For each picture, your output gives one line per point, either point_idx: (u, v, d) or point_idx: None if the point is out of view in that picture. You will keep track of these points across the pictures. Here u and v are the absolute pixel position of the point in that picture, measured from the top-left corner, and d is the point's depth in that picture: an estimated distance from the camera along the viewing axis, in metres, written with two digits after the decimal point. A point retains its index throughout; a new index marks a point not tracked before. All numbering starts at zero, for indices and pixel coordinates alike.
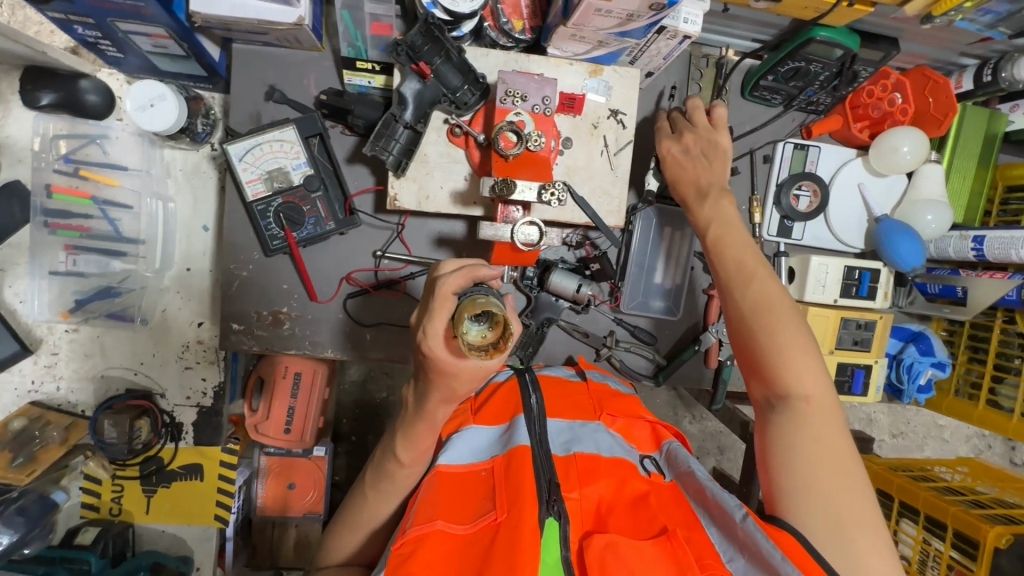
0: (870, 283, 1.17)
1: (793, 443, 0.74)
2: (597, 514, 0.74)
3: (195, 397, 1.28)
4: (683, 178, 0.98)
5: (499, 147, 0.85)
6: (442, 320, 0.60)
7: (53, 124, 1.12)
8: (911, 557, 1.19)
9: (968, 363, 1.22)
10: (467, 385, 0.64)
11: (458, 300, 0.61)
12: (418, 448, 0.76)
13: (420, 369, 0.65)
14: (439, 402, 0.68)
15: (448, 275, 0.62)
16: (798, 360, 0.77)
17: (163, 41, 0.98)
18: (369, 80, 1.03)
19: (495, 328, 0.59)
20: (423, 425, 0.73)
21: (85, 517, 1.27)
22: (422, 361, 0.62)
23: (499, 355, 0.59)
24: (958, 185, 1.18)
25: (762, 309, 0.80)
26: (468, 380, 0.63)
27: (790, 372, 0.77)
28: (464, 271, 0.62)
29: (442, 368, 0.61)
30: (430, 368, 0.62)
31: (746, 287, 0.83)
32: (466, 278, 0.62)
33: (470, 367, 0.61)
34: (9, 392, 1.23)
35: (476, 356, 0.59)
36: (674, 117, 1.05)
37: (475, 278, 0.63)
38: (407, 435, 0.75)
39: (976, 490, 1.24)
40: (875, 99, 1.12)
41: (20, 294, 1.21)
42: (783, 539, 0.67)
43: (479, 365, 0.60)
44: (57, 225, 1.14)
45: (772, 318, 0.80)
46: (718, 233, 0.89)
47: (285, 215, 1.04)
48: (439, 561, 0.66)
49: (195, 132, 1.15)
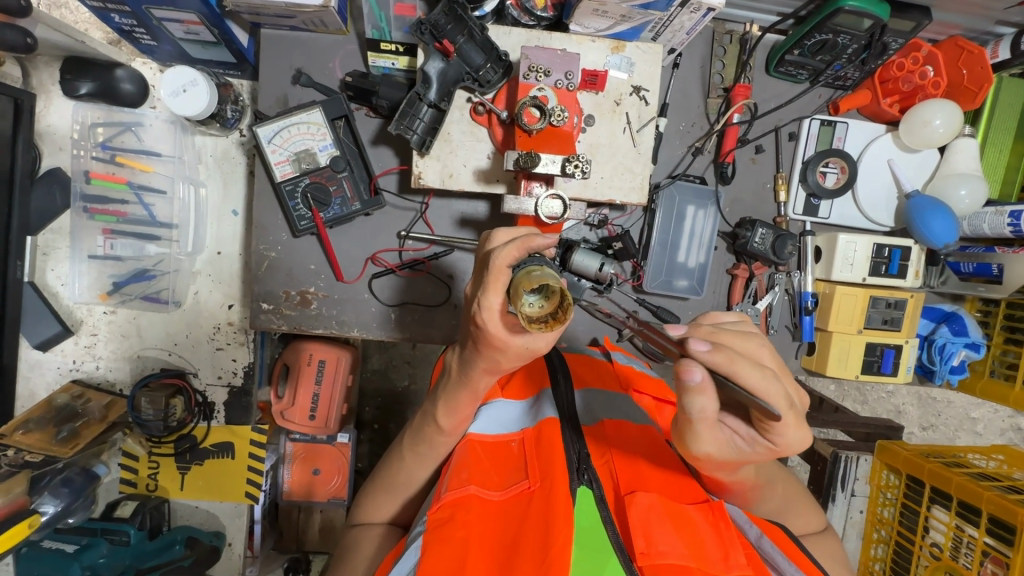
0: (901, 261, 1.14)
1: (794, 512, 0.81)
2: (632, 467, 0.73)
3: (226, 376, 1.31)
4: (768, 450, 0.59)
5: (522, 123, 0.86)
6: (497, 295, 0.62)
7: (91, 113, 1.18)
8: (943, 544, 1.15)
9: (1004, 345, 1.18)
10: (511, 361, 0.68)
11: (513, 273, 0.62)
12: (459, 415, 0.77)
13: (471, 339, 0.68)
14: (483, 372, 0.70)
15: (503, 247, 0.62)
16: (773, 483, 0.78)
17: (194, 28, 1.00)
18: (393, 61, 1.05)
19: (552, 300, 0.60)
20: (464, 393, 0.75)
21: (123, 492, 1.32)
22: (476, 331, 0.65)
23: (558, 327, 0.59)
24: (993, 160, 1.15)
25: (778, 512, 0.81)
26: (513, 356, 0.67)
27: (797, 526, 0.82)
28: (519, 243, 0.61)
29: (492, 340, 0.64)
30: (480, 339, 0.65)
31: (757, 502, 0.78)
32: (520, 249, 0.61)
33: (521, 344, 0.64)
34: (52, 370, 1.28)
35: (536, 329, 0.59)
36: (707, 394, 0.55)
37: (530, 249, 0.62)
38: (448, 402, 0.76)
39: (1012, 477, 1.20)
40: (906, 73, 1.08)
41: (62, 277, 1.26)
42: (784, 540, 0.70)
43: (526, 343, 0.64)
44: (97, 210, 1.20)
45: (771, 495, 0.78)
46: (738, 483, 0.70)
47: (312, 195, 1.06)
48: (479, 525, 0.68)
49: (225, 118, 1.17)
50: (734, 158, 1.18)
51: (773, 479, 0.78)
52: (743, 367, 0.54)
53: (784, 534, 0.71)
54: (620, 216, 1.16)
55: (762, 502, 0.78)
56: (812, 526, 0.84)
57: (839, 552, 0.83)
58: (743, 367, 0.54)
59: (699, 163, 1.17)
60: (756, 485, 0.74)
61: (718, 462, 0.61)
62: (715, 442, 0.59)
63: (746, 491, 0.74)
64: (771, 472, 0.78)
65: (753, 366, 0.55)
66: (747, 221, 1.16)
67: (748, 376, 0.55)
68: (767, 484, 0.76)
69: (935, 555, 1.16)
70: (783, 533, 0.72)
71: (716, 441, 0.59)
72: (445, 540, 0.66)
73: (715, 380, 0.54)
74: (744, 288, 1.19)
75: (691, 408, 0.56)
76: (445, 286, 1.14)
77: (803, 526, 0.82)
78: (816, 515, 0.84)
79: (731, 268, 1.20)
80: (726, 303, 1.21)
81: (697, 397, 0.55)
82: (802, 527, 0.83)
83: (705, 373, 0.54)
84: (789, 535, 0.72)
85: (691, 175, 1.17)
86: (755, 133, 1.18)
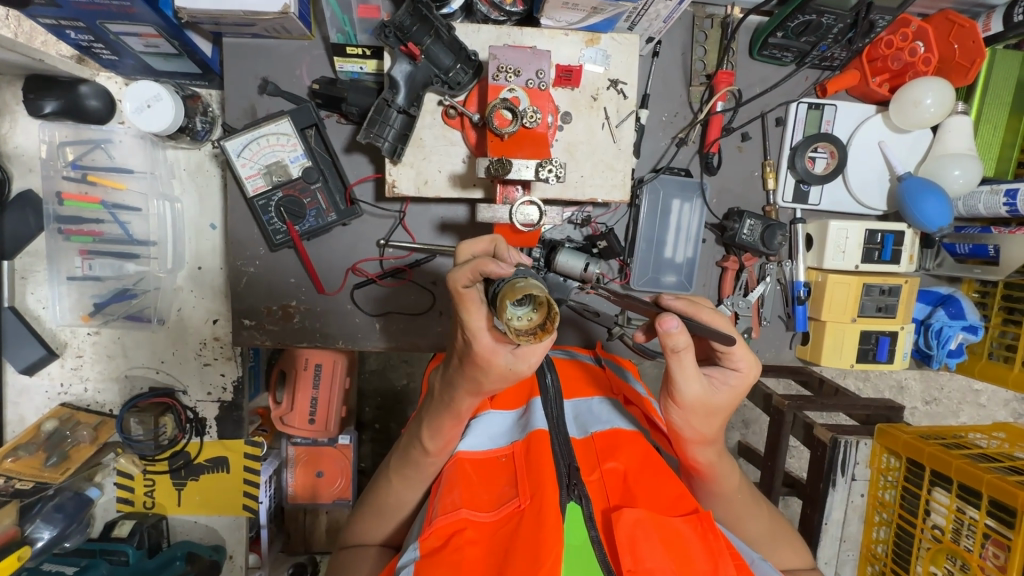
0: (893, 246, 1.11)
1: (777, 545, 0.83)
2: (623, 485, 0.71)
3: (216, 392, 1.29)
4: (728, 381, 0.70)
5: (493, 126, 0.83)
6: (478, 313, 0.60)
7: (59, 132, 1.16)
8: (943, 526, 1.07)
9: (1002, 325, 1.15)
10: (494, 381, 0.66)
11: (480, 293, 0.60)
12: (443, 438, 0.75)
13: (455, 360, 0.66)
14: (466, 394, 0.69)
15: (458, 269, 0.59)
16: (756, 510, 0.81)
17: (153, 40, 0.96)
18: (361, 66, 1.01)
19: (540, 310, 0.57)
20: (448, 416, 0.73)
21: (122, 510, 1.33)
22: (463, 350, 0.63)
23: (547, 337, 0.57)
24: (987, 137, 1.11)
25: (765, 541, 0.83)
26: (496, 376, 0.65)
27: (779, 558, 0.83)
28: (470, 265, 0.58)
29: (475, 357, 0.62)
30: (462, 360, 0.63)
31: (744, 525, 0.81)
32: (473, 273, 0.58)
33: (501, 366, 0.63)
34: (40, 395, 1.27)
35: (525, 340, 0.57)
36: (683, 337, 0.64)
37: (485, 272, 0.58)
38: (432, 424, 0.75)
39: (1014, 457, 1.11)
40: (894, 50, 1.05)
41: (42, 300, 1.24)
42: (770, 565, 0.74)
43: (508, 363, 0.63)
44: (71, 230, 1.18)
45: (757, 521, 0.81)
46: (715, 464, 0.76)
47: (285, 209, 1.04)
48: (470, 551, 0.65)
49: (194, 130, 1.12)
50: (720, 148, 1.14)
51: (757, 500, 0.82)
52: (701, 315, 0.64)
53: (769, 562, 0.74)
54: (603, 214, 1.13)
55: (749, 523, 0.81)
56: (799, 557, 0.84)
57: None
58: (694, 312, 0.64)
59: (684, 154, 1.14)
60: (738, 497, 0.79)
61: (698, 402, 0.68)
62: (694, 380, 0.67)
63: (728, 497, 0.79)
64: (755, 493, 0.82)
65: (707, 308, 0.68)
66: (735, 212, 1.13)
67: (702, 316, 0.68)
68: (749, 502, 0.80)
69: (935, 537, 1.08)
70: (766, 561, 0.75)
71: (694, 379, 0.67)
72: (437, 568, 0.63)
73: (689, 322, 0.64)
74: (735, 281, 1.17)
75: (671, 348, 0.64)
76: (429, 294, 1.12)
77: (787, 560, 0.83)
78: (801, 545, 0.85)
79: (720, 260, 1.17)
80: (717, 296, 1.18)
81: (676, 339, 0.63)
82: (787, 559, 0.83)
83: (679, 319, 0.63)
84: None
85: (676, 167, 1.13)
86: (740, 120, 1.15)
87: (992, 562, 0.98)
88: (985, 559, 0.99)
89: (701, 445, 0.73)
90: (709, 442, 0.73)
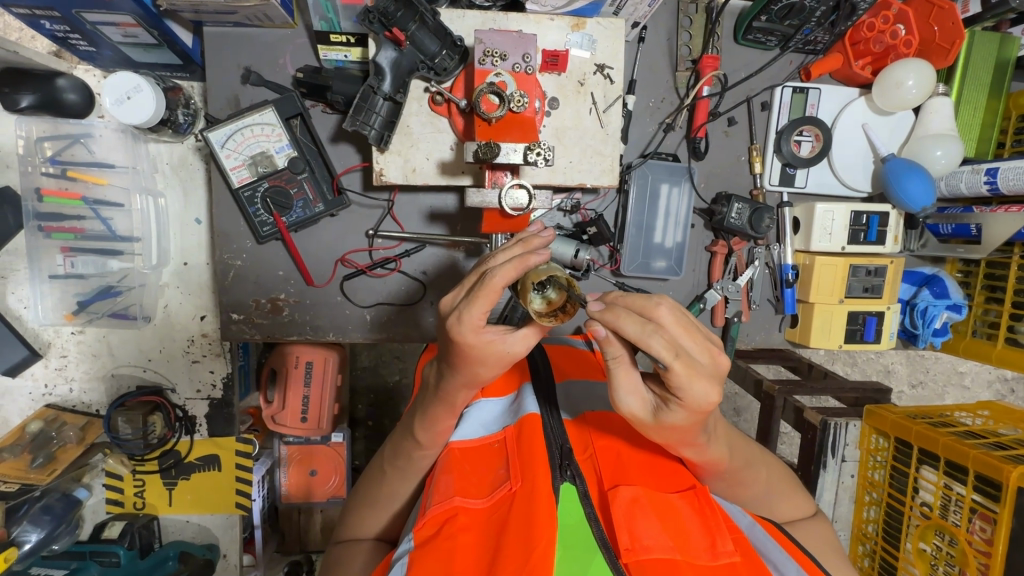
0: (878, 227, 1.13)
1: (780, 498, 0.77)
2: (614, 461, 0.70)
3: (205, 390, 1.28)
4: (685, 402, 0.57)
5: (481, 111, 0.82)
6: (480, 309, 0.59)
7: (36, 127, 1.10)
8: (932, 503, 1.08)
9: (985, 304, 1.16)
10: (489, 370, 0.65)
11: (506, 292, 0.59)
12: (435, 428, 0.75)
13: (447, 355, 0.65)
14: (459, 386, 0.68)
15: (500, 265, 0.58)
16: (755, 471, 0.74)
17: (132, 30, 0.94)
18: (346, 53, 1.00)
19: (560, 294, 0.62)
20: (442, 408, 0.72)
21: (111, 512, 1.31)
22: (449, 343, 0.63)
23: (568, 320, 0.60)
24: (968, 118, 1.12)
25: (767, 498, 0.76)
26: (492, 365, 0.64)
27: (784, 512, 0.78)
28: (515, 261, 0.58)
29: (467, 352, 0.62)
30: (455, 353, 0.63)
31: (743, 492, 0.75)
32: (518, 269, 0.58)
33: (498, 351, 0.62)
34: (24, 396, 1.25)
35: (547, 322, 0.60)
36: (613, 347, 0.58)
37: (527, 269, 0.59)
38: (424, 417, 0.75)
39: (999, 433, 1.12)
40: (876, 33, 1.05)
41: (23, 300, 1.21)
42: (776, 536, 0.66)
43: (504, 348, 0.62)
44: (52, 227, 1.13)
45: (756, 484, 0.74)
46: (699, 458, 0.67)
47: (273, 200, 1.03)
48: (463, 539, 0.63)
49: (177, 123, 1.09)
50: (707, 133, 1.15)
51: (755, 463, 0.74)
52: (624, 319, 0.56)
53: (776, 533, 0.67)
54: (594, 200, 1.14)
55: (748, 488, 0.74)
56: (802, 511, 0.79)
57: (828, 537, 0.78)
58: (622, 319, 0.56)
59: (672, 139, 1.15)
60: (735, 466, 0.71)
61: (643, 421, 0.61)
62: (634, 394, 0.60)
63: (725, 472, 0.71)
64: (753, 450, 0.75)
65: (636, 318, 0.56)
66: (722, 196, 1.13)
67: (629, 329, 0.55)
68: (749, 465, 0.73)
69: (925, 515, 1.08)
70: (776, 531, 0.67)
71: (633, 393, 0.60)
72: (429, 559, 0.60)
73: (619, 332, 0.57)
74: (724, 265, 1.18)
75: (605, 355, 0.59)
76: (419, 286, 1.11)
77: (792, 512, 0.79)
78: (804, 500, 0.80)
79: (709, 245, 1.18)
80: (707, 280, 1.20)
81: (607, 347, 0.58)
82: (790, 513, 0.78)
83: (606, 331, 0.57)
84: (785, 537, 0.66)
85: (663, 153, 1.14)
86: (726, 105, 1.16)
87: (979, 536, 0.98)
88: (972, 532, 1.00)
89: (684, 444, 0.64)
90: (691, 445, 0.64)
